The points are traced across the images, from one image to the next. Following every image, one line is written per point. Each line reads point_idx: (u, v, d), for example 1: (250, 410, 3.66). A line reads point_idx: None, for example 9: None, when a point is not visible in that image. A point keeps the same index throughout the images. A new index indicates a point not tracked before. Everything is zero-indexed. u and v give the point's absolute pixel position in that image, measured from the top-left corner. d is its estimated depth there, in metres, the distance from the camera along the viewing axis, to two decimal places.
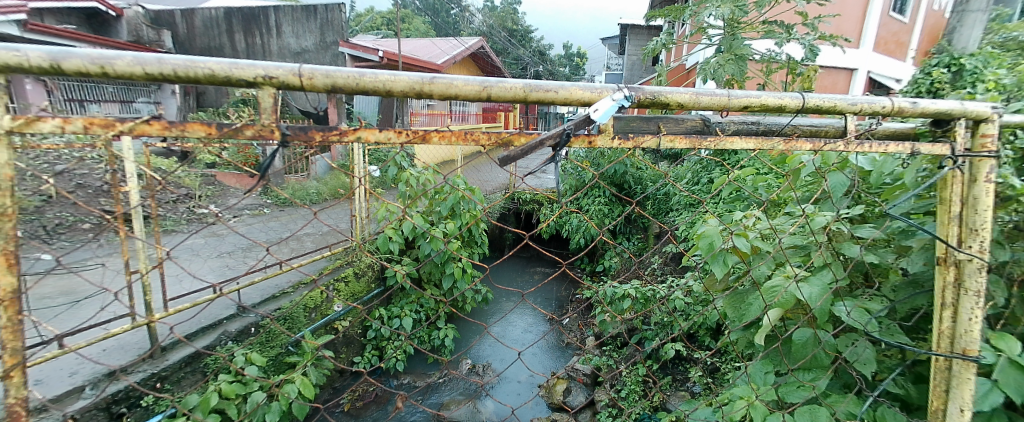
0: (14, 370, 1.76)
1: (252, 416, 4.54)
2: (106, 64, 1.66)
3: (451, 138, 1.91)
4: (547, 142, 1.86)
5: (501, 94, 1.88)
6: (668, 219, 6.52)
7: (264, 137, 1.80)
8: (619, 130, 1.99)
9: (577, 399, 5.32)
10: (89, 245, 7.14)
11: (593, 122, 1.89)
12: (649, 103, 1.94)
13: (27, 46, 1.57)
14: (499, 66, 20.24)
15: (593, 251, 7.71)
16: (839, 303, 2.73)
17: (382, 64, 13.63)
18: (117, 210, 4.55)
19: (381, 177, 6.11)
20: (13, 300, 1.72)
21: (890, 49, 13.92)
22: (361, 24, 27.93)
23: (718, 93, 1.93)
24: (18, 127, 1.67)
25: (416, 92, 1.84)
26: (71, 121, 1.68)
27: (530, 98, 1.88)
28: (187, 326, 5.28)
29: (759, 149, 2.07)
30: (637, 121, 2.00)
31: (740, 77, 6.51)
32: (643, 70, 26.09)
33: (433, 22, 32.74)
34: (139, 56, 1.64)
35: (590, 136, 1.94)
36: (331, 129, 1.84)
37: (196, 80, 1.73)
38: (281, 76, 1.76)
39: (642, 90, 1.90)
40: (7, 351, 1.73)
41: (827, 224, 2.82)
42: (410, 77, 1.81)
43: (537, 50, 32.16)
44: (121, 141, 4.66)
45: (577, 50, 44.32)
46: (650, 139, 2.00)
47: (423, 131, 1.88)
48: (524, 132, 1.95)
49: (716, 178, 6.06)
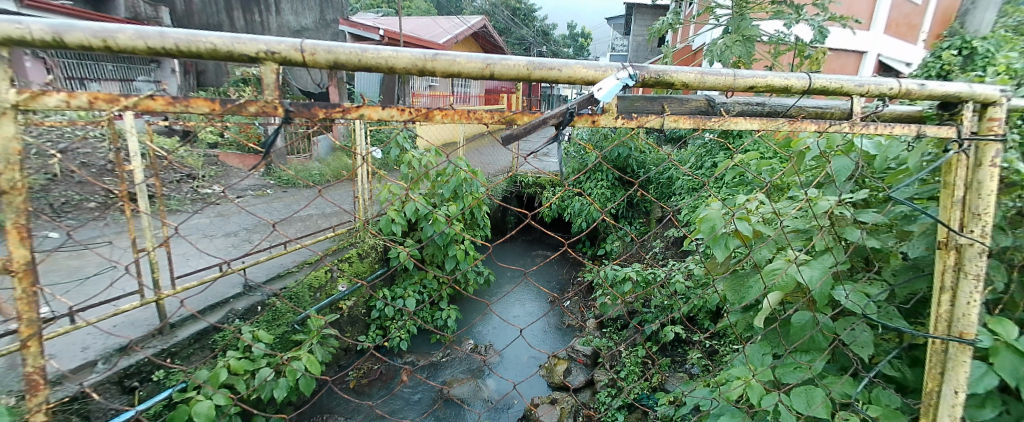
0: (31, 341, 1.79)
1: (259, 391, 4.63)
2: (109, 37, 1.65)
3: (454, 116, 1.90)
4: (550, 121, 1.85)
5: (505, 73, 1.86)
6: (671, 203, 6.51)
7: (268, 113, 1.81)
8: (622, 110, 1.98)
9: (577, 379, 5.40)
10: (95, 223, 7.18)
11: (597, 101, 1.88)
12: (654, 82, 1.91)
13: (28, 18, 1.56)
14: (502, 46, 19.94)
15: (595, 234, 7.71)
16: (839, 287, 2.74)
17: (384, 43, 13.43)
18: (121, 189, 4.56)
19: (384, 158, 6.11)
20: (27, 271, 1.75)
21: (901, 31, 13.64)
22: (362, 2, 27.37)
23: (723, 73, 1.91)
24: (23, 101, 1.67)
25: (420, 69, 1.83)
26: (77, 95, 1.68)
27: (533, 77, 1.87)
28: (194, 304, 5.35)
29: (763, 130, 2.06)
30: (641, 101, 1.98)
31: (747, 58, 6.40)
32: (649, 52, 25.67)
33: (435, 1, 32.18)
34: (141, 31, 1.63)
35: (594, 116, 1.92)
36: (333, 106, 1.83)
37: (199, 55, 1.73)
38: (283, 51, 1.75)
39: (647, 69, 1.87)
40: (23, 321, 1.76)
41: (830, 209, 2.80)
42: (413, 53, 1.80)
43: (540, 30, 31.63)
44: (124, 119, 4.64)
45: (582, 30, 43.60)
46: (655, 119, 1.99)
47: (426, 110, 1.87)
48: (527, 111, 1.93)
49: (720, 162, 6.02)
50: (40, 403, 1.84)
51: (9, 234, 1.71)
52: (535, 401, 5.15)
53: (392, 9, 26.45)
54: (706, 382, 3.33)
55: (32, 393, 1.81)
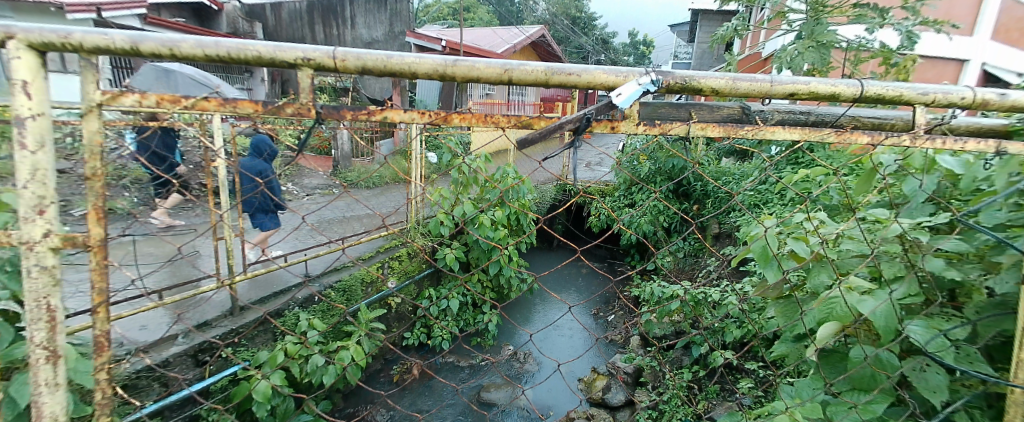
0: (100, 307, 1.98)
1: (311, 377, 4.88)
2: (173, 46, 1.80)
3: (471, 120, 1.90)
4: (566, 127, 1.81)
5: (523, 78, 1.83)
6: (729, 220, 6.14)
7: (302, 114, 1.90)
8: (645, 117, 1.89)
9: (617, 397, 5.21)
10: (188, 213, 8.01)
11: (617, 107, 1.81)
12: (680, 88, 1.81)
13: (110, 29, 1.73)
14: (562, 55, 19.88)
15: (645, 248, 7.43)
16: (908, 321, 2.42)
17: (446, 53, 13.86)
18: (206, 184, 5.02)
19: (437, 163, 6.30)
20: (100, 247, 1.92)
21: (1015, 36, 12.02)
22: (429, 15, 28.28)
23: (759, 78, 1.76)
24: (106, 101, 1.87)
25: (439, 75, 1.85)
26: (147, 96, 1.86)
27: (552, 82, 1.83)
28: (260, 292, 5.75)
29: (805, 141, 1.88)
30: (666, 107, 1.89)
31: (821, 66, 5.91)
32: (716, 60, 24.55)
33: (499, 12, 32.83)
34: (199, 40, 1.77)
35: (613, 122, 1.86)
36: (359, 109, 1.89)
37: (247, 62, 1.85)
38: (318, 58, 1.83)
39: (672, 75, 1.78)
40: (94, 290, 1.96)
41: (900, 233, 2.48)
42: (434, 59, 1.81)
43: (603, 38, 31.13)
44: (213, 121, 5.13)
45: (649, 39, 42.53)
46: (680, 127, 1.88)
47: (445, 113, 1.88)
48: (544, 115, 1.89)
49: (785, 177, 5.59)
50: (104, 365, 2.03)
51: (89, 213, 1.90)
52: (572, 415, 5.02)
53: (456, 21, 27.26)
54: (749, 413, 3.07)
55: (96, 353, 2.00)
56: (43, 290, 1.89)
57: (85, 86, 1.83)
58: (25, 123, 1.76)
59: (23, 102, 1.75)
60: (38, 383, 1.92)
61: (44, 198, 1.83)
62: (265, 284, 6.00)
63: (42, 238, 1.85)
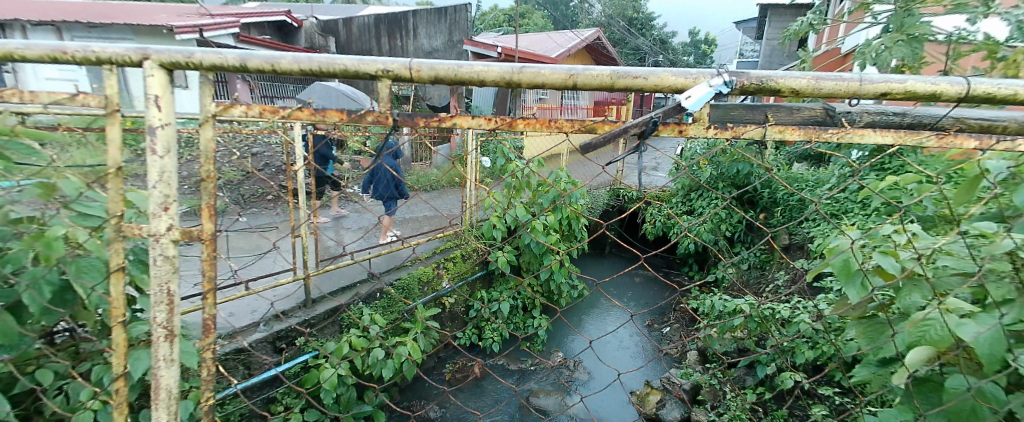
0: (209, 293, 2.06)
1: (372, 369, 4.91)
2: (275, 63, 1.85)
3: (536, 125, 1.83)
4: (631, 131, 1.72)
5: (588, 82, 1.74)
6: (802, 230, 5.71)
7: (381, 123, 1.86)
8: (716, 119, 1.76)
9: (672, 414, 4.98)
10: (265, 213, 8.58)
11: (684, 110, 1.70)
12: (755, 89, 1.67)
13: (224, 48, 1.80)
14: (618, 57, 19.41)
15: (704, 258, 7.07)
16: (1019, 352, 2.11)
17: (501, 59, 13.93)
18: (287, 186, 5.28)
19: (492, 167, 6.32)
20: (211, 240, 2.00)
21: None
22: (486, 23, 28.53)
23: (846, 77, 1.58)
24: (220, 112, 1.94)
25: (508, 82, 1.78)
26: (252, 107, 1.92)
27: (618, 86, 1.73)
28: (329, 290, 5.96)
29: (900, 145, 1.68)
30: (740, 109, 1.74)
31: (912, 61, 5.35)
32: (788, 56, 23.11)
33: (554, 16, 32.75)
34: (297, 56, 1.81)
35: (681, 125, 1.74)
36: (430, 116, 1.88)
37: (335, 75, 1.86)
38: (395, 70, 1.80)
39: (747, 75, 1.65)
40: (205, 278, 2.05)
41: (1014, 251, 2.15)
42: (500, 67, 1.75)
43: (660, 39, 30.17)
44: (293, 129, 5.39)
45: (710, 37, 40.79)
46: (755, 130, 1.73)
47: (510, 118, 1.83)
48: (609, 119, 1.79)
49: (867, 184, 5.11)
50: (208, 345, 2.12)
51: (202, 210, 1.98)
52: None
53: (511, 26, 27.29)
54: None
55: (205, 334, 2.10)
56: (165, 276, 1.99)
57: (202, 98, 1.92)
58: (156, 132, 1.86)
59: (153, 114, 1.85)
60: (158, 358, 2.01)
61: (169, 196, 1.93)
62: (333, 281, 6.21)
63: (163, 230, 1.95)
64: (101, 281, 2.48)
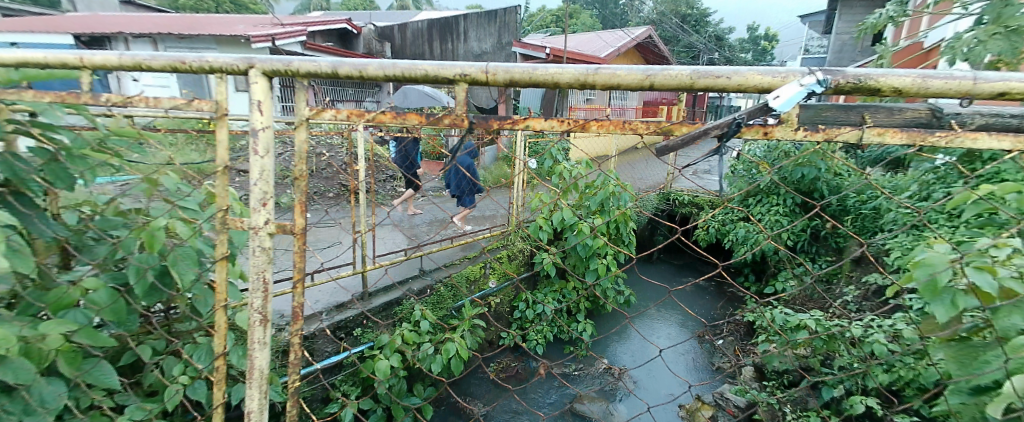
0: (298, 282, 2.07)
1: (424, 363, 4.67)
2: (361, 69, 1.80)
3: (609, 127, 1.75)
4: (712, 133, 1.59)
5: (666, 84, 1.62)
6: (876, 240, 5.24)
7: (458, 126, 1.82)
8: (805, 121, 1.59)
9: None
10: (321, 210, 8.95)
11: (772, 111, 1.54)
12: (851, 89, 1.49)
13: (318, 56, 1.76)
14: (670, 56, 18.78)
15: (762, 267, 6.67)
16: None
17: (550, 60, 13.83)
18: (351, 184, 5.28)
19: (539, 167, 6.23)
20: (302, 234, 1.98)
21: None
22: (534, 23, 28.44)
23: (959, 75, 1.40)
24: (312, 116, 1.91)
25: (580, 85, 1.67)
26: (341, 111, 1.91)
27: (697, 87, 1.59)
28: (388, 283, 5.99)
29: (1020, 150, 1.47)
30: (833, 110, 1.56)
31: (1011, 56, 4.77)
32: (858, 52, 21.50)
33: (604, 15, 32.23)
34: (384, 62, 1.74)
35: (767, 127, 1.58)
36: (504, 117, 1.78)
37: (414, 80, 1.80)
38: (472, 74, 1.74)
39: (844, 73, 1.47)
40: (295, 269, 2.05)
41: None
42: (575, 68, 1.65)
43: (716, 35, 28.94)
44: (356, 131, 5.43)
45: (771, 33, 38.72)
46: (851, 132, 1.55)
47: (582, 120, 1.74)
48: (686, 121, 1.67)
49: (955, 193, 4.61)
50: (298, 331, 2.11)
51: (295, 206, 1.98)
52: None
53: (561, 27, 27.07)
54: None
55: (294, 321, 2.08)
56: (263, 266, 2.00)
57: (297, 103, 1.90)
58: (258, 135, 1.87)
59: (255, 117, 1.86)
60: (253, 340, 2.05)
61: (268, 193, 1.94)
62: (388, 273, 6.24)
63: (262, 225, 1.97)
64: (194, 269, 2.59)
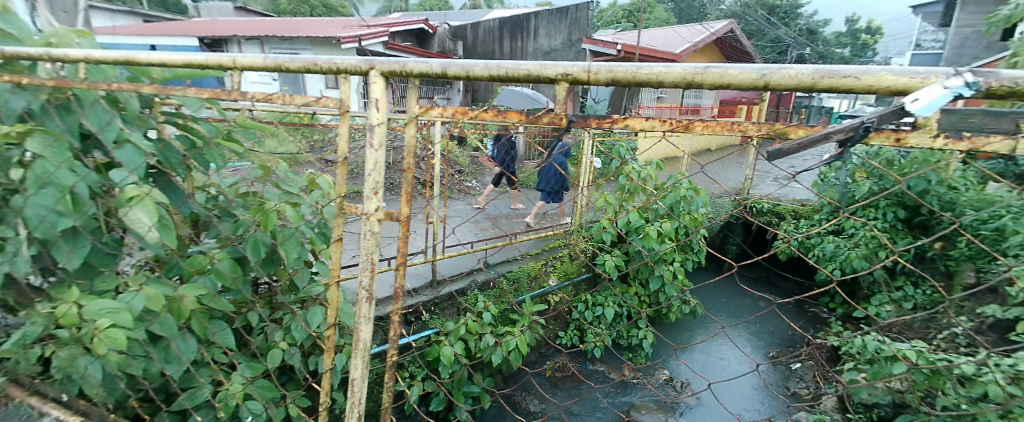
0: (401, 265, 1.84)
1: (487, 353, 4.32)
2: (468, 69, 1.60)
3: (716, 129, 1.48)
4: (833, 138, 1.37)
5: (782, 84, 1.36)
6: (999, 266, 4.55)
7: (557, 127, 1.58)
8: (946, 127, 1.32)
9: None
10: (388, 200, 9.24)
11: (908, 114, 1.30)
12: (1007, 92, 1.24)
13: (433, 56, 1.56)
14: (752, 52, 17.56)
15: (853, 288, 6.02)
16: None
17: (622, 57, 13.38)
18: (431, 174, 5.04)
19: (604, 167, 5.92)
20: (408, 220, 1.76)
21: None
22: (607, 19, 27.68)
23: None
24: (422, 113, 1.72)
25: (692, 82, 1.42)
26: (446, 109, 1.71)
27: (818, 86, 1.34)
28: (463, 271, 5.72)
29: None
30: (983, 115, 1.28)
31: None
32: (980, 47, 18.92)
33: (680, 10, 30.83)
34: (495, 62, 1.53)
35: (901, 132, 1.34)
36: (603, 117, 1.54)
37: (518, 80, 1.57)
38: (572, 75, 1.50)
39: (1001, 74, 1.21)
40: (399, 252, 1.82)
41: None
42: (679, 66, 1.41)
43: (806, 29, 26.69)
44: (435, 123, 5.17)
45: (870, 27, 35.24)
46: (1002, 143, 1.27)
47: (686, 120, 1.49)
48: (803, 122, 1.42)
49: None
50: (399, 310, 1.87)
51: (402, 192, 1.76)
52: None
53: (633, 23, 26.16)
54: None
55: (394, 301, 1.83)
56: (371, 246, 1.83)
57: (408, 101, 1.73)
58: (375, 130, 1.71)
59: (372, 111, 1.70)
60: (358, 314, 1.87)
61: (379, 181, 1.79)
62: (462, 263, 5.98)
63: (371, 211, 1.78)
64: (298, 249, 2.57)
